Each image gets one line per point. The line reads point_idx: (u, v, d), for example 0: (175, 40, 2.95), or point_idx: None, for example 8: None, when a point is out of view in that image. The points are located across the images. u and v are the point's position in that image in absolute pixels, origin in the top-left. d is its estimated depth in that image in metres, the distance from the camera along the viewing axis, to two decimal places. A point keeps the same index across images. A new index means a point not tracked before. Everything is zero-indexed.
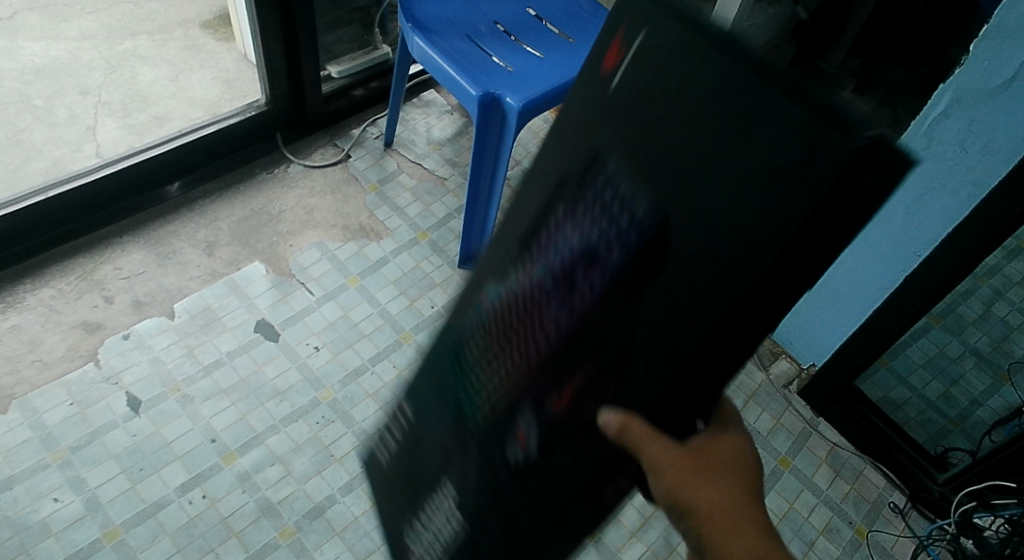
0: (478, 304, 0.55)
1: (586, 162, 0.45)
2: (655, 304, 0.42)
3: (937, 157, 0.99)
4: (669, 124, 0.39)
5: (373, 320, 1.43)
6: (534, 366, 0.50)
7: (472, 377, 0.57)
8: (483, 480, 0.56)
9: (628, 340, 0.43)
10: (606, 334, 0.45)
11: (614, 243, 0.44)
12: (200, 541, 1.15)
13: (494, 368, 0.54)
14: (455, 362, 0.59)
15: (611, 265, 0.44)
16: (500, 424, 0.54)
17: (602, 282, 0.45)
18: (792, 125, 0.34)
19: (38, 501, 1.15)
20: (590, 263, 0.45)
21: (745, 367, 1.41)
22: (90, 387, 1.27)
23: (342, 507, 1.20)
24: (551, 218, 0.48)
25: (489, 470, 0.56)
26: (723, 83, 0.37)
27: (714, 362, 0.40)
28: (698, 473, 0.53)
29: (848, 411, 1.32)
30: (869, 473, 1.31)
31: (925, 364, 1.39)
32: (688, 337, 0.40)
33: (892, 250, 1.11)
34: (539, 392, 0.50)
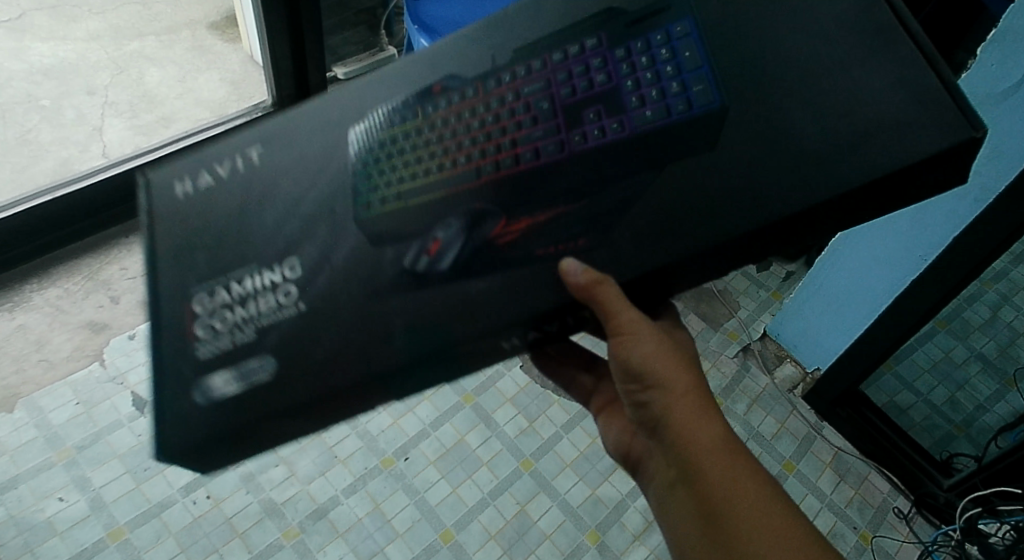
0: (434, 98, 0.67)
1: (620, 44, 0.65)
2: (672, 171, 0.59)
3: None
4: (772, 84, 0.60)
5: None
6: (507, 175, 0.62)
7: (399, 144, 0.66)
8: (352, 273, 0.62)
9: (638, 192, 0.59)
10: (617, 183, 0.59)
11: (650, 117, 0.61)
12: (204, 541, 1.15)
13: (439, 156, 0.64)
14: (376, 131, 0.67)
15: (637, 128, 0.61)
16: (423, 220, 0.62)
17: (625, 138, 0.61)
18: (859, 128, 0.57)
19: (43, 501, 1.16)
20: (620, 124, 0.61)
21: (751, 371, 1.41)
22: (95, 387, 1.28)
23: (345, 508, 1.20)
24: (595, 85, 0.63)
25: (363, 276, 0.61)
26: (822, 82, 0.58)
27: (673, 244, 0.58)
28: (660, 351, 0.66)
29: (853, 415, 1.32)
30: (874, 479, 1.30)
31: (931, 369, 1.37)
32: (682, 216, 0.58)
33: (897, 254, 1.11)
34: (503, 202, 0.61)
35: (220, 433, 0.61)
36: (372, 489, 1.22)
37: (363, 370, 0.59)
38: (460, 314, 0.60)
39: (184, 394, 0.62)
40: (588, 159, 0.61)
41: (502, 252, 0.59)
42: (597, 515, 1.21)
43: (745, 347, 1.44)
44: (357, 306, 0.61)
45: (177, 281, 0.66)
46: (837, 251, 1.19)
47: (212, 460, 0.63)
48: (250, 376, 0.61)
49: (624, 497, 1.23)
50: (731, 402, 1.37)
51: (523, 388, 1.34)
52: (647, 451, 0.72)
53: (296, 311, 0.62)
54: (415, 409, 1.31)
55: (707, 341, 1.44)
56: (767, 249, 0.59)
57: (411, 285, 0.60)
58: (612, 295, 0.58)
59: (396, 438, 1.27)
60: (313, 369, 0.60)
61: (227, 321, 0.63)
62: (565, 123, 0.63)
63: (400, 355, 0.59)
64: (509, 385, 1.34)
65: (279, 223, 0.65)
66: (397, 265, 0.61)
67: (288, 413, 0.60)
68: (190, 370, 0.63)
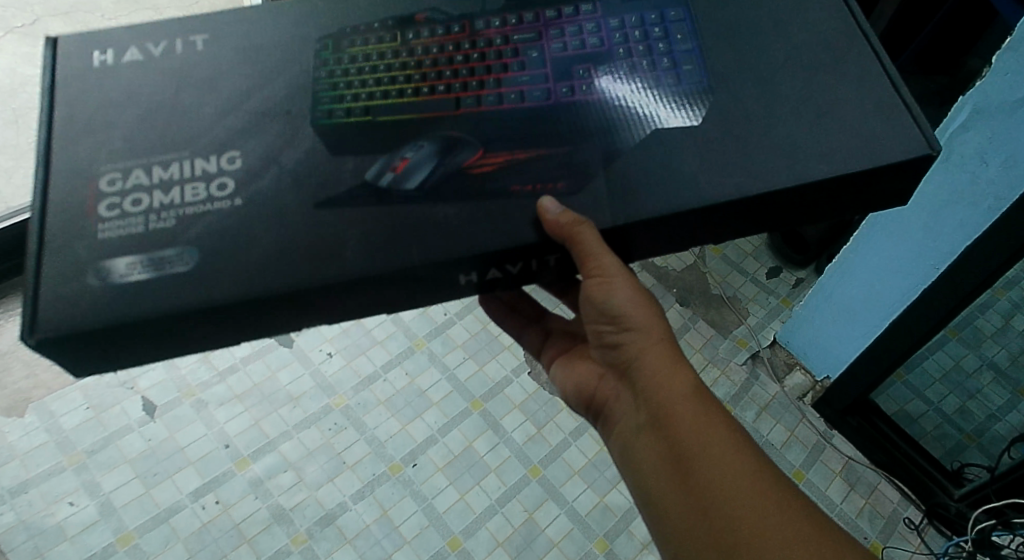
0: (424, 41, 0.79)
1: (611, 21, 0.79)
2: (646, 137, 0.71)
3: (957, 171, 0.97)
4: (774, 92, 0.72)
5: (386, 326, 1.40)
6: (492, 114, 0.73)
7: (383, 73, 0.77)
8: (305, 180, 0.70)
9: (617, 149, 0.71)
10: (601, 133, 0.72)
11: (635, 84, 0.75)
12: (212, 547, 1.16)
13: (422, 87, 0.75)
14: (356, 53, 0.77)
15: (623, 89, 0.74)
16: (405, 142, 0.72)
17: (611, 95, 0.74)
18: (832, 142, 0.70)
19: (54, 505, 1.17)
20: (609, 86, 0.75)
21: (760, 379, 1.41)
22: (106, 391, 1.28)
23: (354, 514, 1.20)
24: (588, 51, 0.77)
25: (313, 185, 0.70)
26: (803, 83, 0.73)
27: (631, 205, 0.70)
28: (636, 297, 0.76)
29: (863, 424, 1.30)
30: (884, 488, 1.30)
31: (942, 378, 1.36)
32: (647, 188, 0.70)
33: (909, 262, 1.10)
34: (484, 136, 0.72)
35: (114, 312, 0.66)
36: (380, 495, 1.22)
37: (305, 278, 0.67)
38: (416, 236, 0.69)
39: (80, 275, 0.67)
40: (570, 105, 0.73)
41: (471, 178, 0.70)
42: (605, 524, 1.21)
43: (754, 355, 1.43)
44: (306, 217, 0.69)
45: (71, 144, 0.73)
46: (849, 259, 1.19)
47: (101, 349, 0.68)
48: (164, 268, 0.67)
49: (632, 506, 1.23)
50: (741, 410, 1.37)
51: (531, 395, 1.34)
52: (612, 394, 0.81)
53: (227, 208, 0.69)
54: (423, 415, 1.30)
55: (716, 348, 1.44)
56: (711, 229, 0.73)
57: (376, 199, 0.69)
58: (589, 236, 0.68)
59: (405, 444, 1.27)
60: (243, 271, 0.67)
61: (141, 204, 0.70)
62: (553, 75, 0.75)
63: (351, 265, 0.68)
64: (517, 393, 1.34)
65: (209, 117, 0.73)
66: (362, 176, 0.70)
67: (201, 308, 0.67)
68: (92, 251, 0.68)
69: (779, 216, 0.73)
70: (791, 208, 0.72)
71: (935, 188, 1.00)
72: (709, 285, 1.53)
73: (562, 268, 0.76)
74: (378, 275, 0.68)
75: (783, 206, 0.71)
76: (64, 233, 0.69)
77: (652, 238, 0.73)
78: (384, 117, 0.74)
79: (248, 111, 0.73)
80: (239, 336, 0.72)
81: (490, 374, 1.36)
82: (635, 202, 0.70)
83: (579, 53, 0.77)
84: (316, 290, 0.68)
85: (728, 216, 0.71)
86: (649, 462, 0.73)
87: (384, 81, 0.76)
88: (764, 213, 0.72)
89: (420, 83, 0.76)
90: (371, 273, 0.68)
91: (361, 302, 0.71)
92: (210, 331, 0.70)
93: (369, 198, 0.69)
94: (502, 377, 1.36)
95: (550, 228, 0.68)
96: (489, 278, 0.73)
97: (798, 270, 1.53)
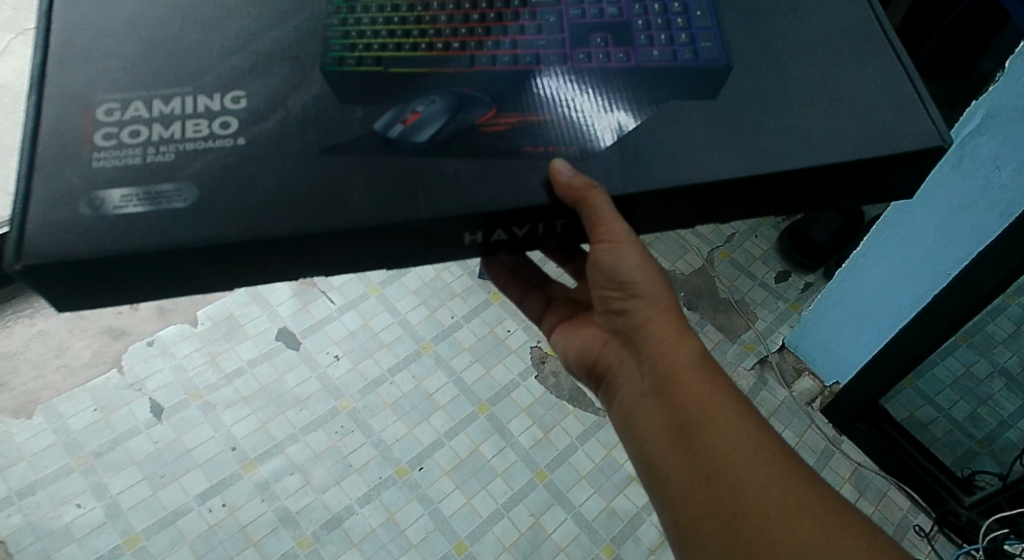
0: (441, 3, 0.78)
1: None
2: (657, 114, 0.70)
3: (969, 175, 0.96)
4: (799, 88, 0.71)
5: (393, 330, 1.40)
6: (507, 74, 0.73)
7: (397, 32, 0.76)
8: (310, 123, 0.69)
9: (627, 121, 0.70)
10: (615, 102, 0.72)
11: (653, 55, 0.75)
12: (219, 549, 1.16)
13: (437, 44, 0.75)
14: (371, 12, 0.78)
15: (641, 61, 0.74)
16: (416, 95, 0.71)
17: (628, 66, 0.74)
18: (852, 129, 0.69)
19: (61, 506, 1.17)
20: (627, 56, 0.75)
21: (768, 384, 1.40)
22: (113, 393, 1.29)
23: (360, 517, 1.20)
24: (607, 20, 0.77)
25: (320, 129, 0.69)
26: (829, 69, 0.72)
27: (636, 179, 0.69)
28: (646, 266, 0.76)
29: (872, 430, 1.30)
30: (893, 495, 1.29)
31: (951, 385, 1.34)
32: (653, 165, 0.69)
33: (920, 266, 1.09)
34: (498, 94, 0.71)
35: (104, 242, 0.65)
36: (387, 498, 1.22)
37: (305, 223, 0.66)
38: (423, 186, 0.68)
39: (72, 204, 0.66)
40: (582, 72, 0.73)
41: (480, 135, 0.69)
42: (612, 529, 1.21)
43: (762, 360, 1.43)
44: (313, 161, 0.68)
45: (68, 70, 0.72)
46: (860, 265, 1.18)
47: (92, 280, 0.67)
48: (162, 203, 0.66)
49: (639, 511, 1.23)
50: None
51: (538, 399, 1.33)
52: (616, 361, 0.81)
53: (230, 146, 0.68)
54: (430, 418, 1.30)
55: (724, 353, 1.43)
56: (719, 205, 0.72)
57: (383, 150, 0.68)
58: (601, 202, 0.68)
59: (412, 448, 1.27)
60: (245, 211, 0.66)
61: (139, 135, 0.69)
62: (570, 41, 0.75)
63: (354, 215, 0.67)
64: (524, 396, 1.34)
65: (214, 53, 0.73)
66: (370, 125, 0.69)
67: (200, 246, 0.66)
68: (86, 181, 0.67)
69: (791, 197, 0.72)
70: (806, 190, 0.71)
71: (948, 193, 0.99)
72: (717, 289, 1.52)
73: (568, 235, 0.76)
74: (385, 224, 0.67)
75: (797, 188, 0.70)
76: (55, 161, 0.68)
77: (661, 210, 0.72)
78: (395, 68, 0.74)
79: (254, 50, 0.73)
80: (235, 278, 0.71)
81: (496, 377, 1.36)
82: (641, 176, 0.69)
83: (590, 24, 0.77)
84: (320, 238, 0.67)
85: (740, 192, 0.70)
86: (654, 429, 0.74)
87: (396, 34, 0.76)
88: (775, 193, 0.71)
89: (433, 36, 0.75)
90: (377, 223, 0.67)
91: (364, 253, 0.71)
92: (208, 272, 0.70)
93: (376, 148, 0.68)
94: (508, 380, 1.35)
95: (560, 193, 0.68)
96: (493, 241, 0.72)
97: (807, 275, 1.53)
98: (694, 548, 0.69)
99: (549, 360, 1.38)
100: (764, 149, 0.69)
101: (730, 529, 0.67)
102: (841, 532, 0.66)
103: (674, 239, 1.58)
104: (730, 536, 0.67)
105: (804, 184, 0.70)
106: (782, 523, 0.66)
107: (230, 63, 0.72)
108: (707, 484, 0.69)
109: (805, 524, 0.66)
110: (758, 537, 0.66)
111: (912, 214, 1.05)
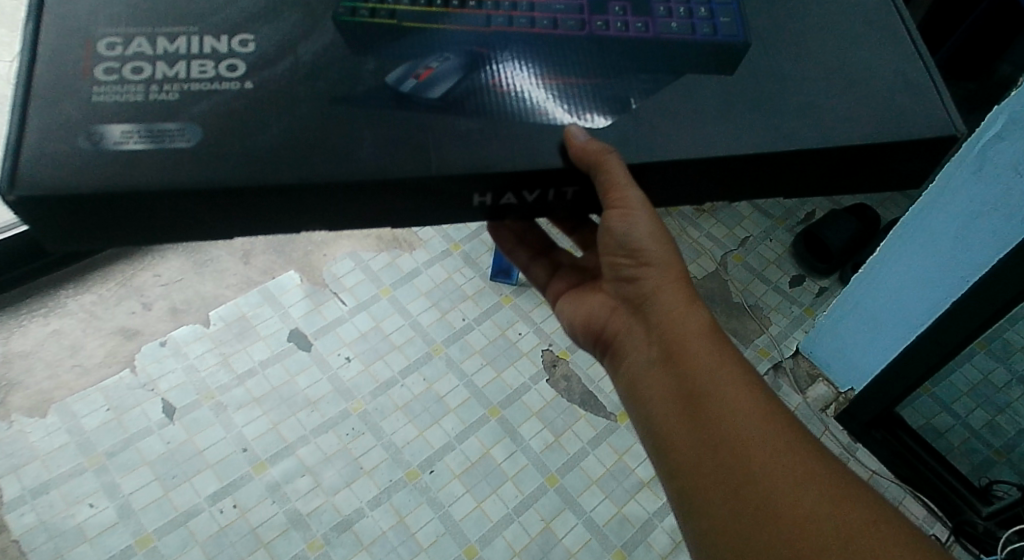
0: None
1: None
2: (678, 90, 0.69)
3: (990, 181, 0.95)
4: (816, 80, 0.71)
5: (404, 332, 1.40)
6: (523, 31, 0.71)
7: None
8: (320, 74, 0.66)
9: (649, 94, 0.68)
10: (635, 72, 0.70)
11: (673, 27, 0.73)
12: (230, 550, 1.16)
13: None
14: None
15: (658, 30, 0.73)
16: (428, 49, 0.69)
17: (647, 35, 0.72)
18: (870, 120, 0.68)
19: (74, 506, 1.18)
20: (646, 27, 0.73)
21: (782, 390, 1.38)
22: (126, 393, 1.29)
23: (370, 521, 1.20)
24: None
25: (330, 83, 0.66)
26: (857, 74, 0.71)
27: (660, 150, 0.67)
28: (657, 236, 0.74)
29: (888, 438, 1.29)
30: (909, 504, 1.27)
31: (969, 392, 1.34)
32: (679, 138, 0.67)
33: (938, 273, 1.08)
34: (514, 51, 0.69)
35: (101, 177, 0.62)
36: (397, 501, 1.22)
37: (310, 175, 0.64)
38: (434, 138, 0.66)
39: (71, 136, 0.63)
40: (601, 38, 0.72)
41: (494, 95, 0.67)
42: (623, 535, 1.20)
43: (776, 365, 1.41)
44: (322, 112, 0.65)
45: None
46: (877, 271, 1.16)
47: (87, 218, 0.65)
48: (164, 141, 0.64)
49: (651, 517, 1.22)
50: None
51: (549, 402, 1.33)
52: (624, 327, 0.80)
53: (237, 89, 0.65)
54: (441, 421, 1.30)
55: None
56: (744, 183, 0.70)
57: (395, 103, 0.66)
58: (616, 165, 0.65)
59: (422, 450, 1.27)
60: (250, 155, 0.64)
61: (143, 73, 0.66)
62: (584, 12, 0.73)
63: (362, 166, 0.64)
64: (535, 400, 1.33)
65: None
66: (383, 79, 0.66)
67: (206, 187, 0.63)
68: (86, 114, 0.64)
69: (816, 178, 0.70)
70: (832, 171, 0.69)
71: (967, 198, 0.98)
72: (730, 293, 1.51)
73: (578, 202, 0.74)
74: (394, 176, 0.65)
75: (823, 166, 0.69)
76: (53, 91, 0.65)
77: (681, 182, 0.70)
78: (408, 21, 0.71)
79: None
80: (235, 230, 0.69)
81: (507, 381, 1.35)
82: (665, 142, 0.67)
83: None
84: (326, 190, 0.65)
85: (765, 167, 0.68)
86: (662, 396, 0.73)
87: None
88: (801, 170, 0.69)
89: None
90: (386, 175, 0.64)
91: (371, 209, 0.68)
92: (211, 221, 0.67)
93: (387, 100, 0.66)
94: (520, 384, 1.35)
95: (569, 152, 0.66)
96: (501, 204, 0.70)
97: (822, 279, 1.53)
98: (699, 516, 0.68)
99: (560, 365, 1.37)
100: (788, 127, 0.67)
101: (739, 500, 0.66)
102: (850, 502, 0.65)
103: (687, 242, 1.57)
104: (738, 505, 0.66)
105: (828, 164, 0.68)
106: (790, 492, 0.65)
107: (239, 7, 0.69)
108: (716, 450, 0.68)
109: (814, 494, 0.65)
110: (766, 508, 0.65)
111: (930, 219, 1.04)
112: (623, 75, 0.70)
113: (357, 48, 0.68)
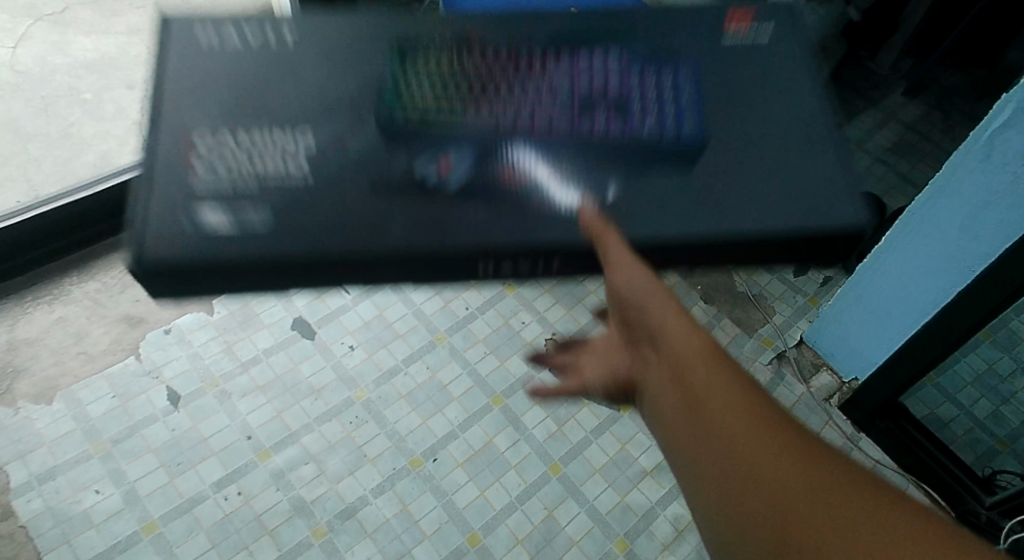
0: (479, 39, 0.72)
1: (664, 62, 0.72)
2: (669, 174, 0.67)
3: (996, 170, 0.95)
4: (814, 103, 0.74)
5: (408, 320, 1.40)
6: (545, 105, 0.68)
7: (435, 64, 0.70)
8: (358, 127, 0.67)
9: (644, 183, 0.67)
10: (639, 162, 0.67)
11: (666, 116, 0.68)
12: (235, 537, 1.17)
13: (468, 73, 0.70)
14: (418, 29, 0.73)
15: (658, 121, 0.68)
16: (436, 131, 0.67)
17: (647, 125, 0.68)
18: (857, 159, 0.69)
19: (80, 492, 1.18)
20: (630, 113, 0.68)
21: (786, 380, 1.39)
22: (131, 380, 1.30)
23: (374, 508, 1.20)
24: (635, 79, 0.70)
25: (355, 117, 0.68)
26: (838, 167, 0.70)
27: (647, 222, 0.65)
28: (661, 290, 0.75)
29: (891, 428, 1.28)
30: (913, 493, 1.27)
31: (974, 382, 1.36)
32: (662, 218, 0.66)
33: (942, 263, 1.08)
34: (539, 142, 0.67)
35: (204, 258, 0.62)
36: (400, 489, 1.22)
37: (341, 249, 0.63)
38: (461, 218, 0.64)
39: (177, 216, 0.63)
40: (604, 131, 0.68)
41: (507, 187, 0.65)
42: (626, 523, 1.21)
43: (780, 354, 1.41)
44: (359, 201, 0.65)
45: None
46: (881, 261, 1.16)
47: (190, 284, 0.63)
48: (246, 220, 0.63)
49: (653, 505, 1.23)
50: None
51: (552, 391, 1.34)
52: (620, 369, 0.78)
53: (299, 180, 0.65)
54: (444, 409, 1.30)
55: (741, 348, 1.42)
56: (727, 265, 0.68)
57: (420, 192, 0.65)
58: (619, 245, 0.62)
59: (425, 439, 1.27)
60: (305, 232, 0.63)
61: (236, 166, 0.65)
62: (577, 105, 0.69)
63: (393, 243, 0.63)
64: None
65: (300, 94, 0.69)
66: (407, 169, 0.66)
67: (266, 262, 0.62)
68: (188, 195, 0.64)
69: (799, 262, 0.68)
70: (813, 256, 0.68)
71: (973, 187, 0.98)
72: (735, 282, 1.50)
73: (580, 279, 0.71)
74: (417, 252, 0.63)
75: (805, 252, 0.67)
76: (164, 177, 0.64)
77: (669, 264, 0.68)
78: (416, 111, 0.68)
79: None
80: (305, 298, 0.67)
81: (511, 369, 1.36)
82: (647, 218, 0.66)
83: (574, 37, 0.73)
84: (359, 266, 0.64)
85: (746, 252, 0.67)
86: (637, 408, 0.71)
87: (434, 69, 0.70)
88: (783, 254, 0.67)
89: (468, 81, 0.69)
90: (411, 250, 0.63)
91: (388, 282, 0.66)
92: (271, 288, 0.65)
93: (411, 188, 0.65)
94: (523, 373, 1.35)
95: (581, 228, 0.64)
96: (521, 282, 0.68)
97: (826, 269, 1.53)
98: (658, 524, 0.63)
99: None
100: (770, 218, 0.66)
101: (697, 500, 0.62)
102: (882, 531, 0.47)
103: None
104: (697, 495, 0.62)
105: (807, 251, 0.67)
106: (750, 443, 0.53)
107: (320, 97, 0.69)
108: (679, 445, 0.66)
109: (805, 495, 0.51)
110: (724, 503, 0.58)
111: (935, 208, 1.04)
112: (613, 164, 0.67)
113: (388, 140, 0.67)
